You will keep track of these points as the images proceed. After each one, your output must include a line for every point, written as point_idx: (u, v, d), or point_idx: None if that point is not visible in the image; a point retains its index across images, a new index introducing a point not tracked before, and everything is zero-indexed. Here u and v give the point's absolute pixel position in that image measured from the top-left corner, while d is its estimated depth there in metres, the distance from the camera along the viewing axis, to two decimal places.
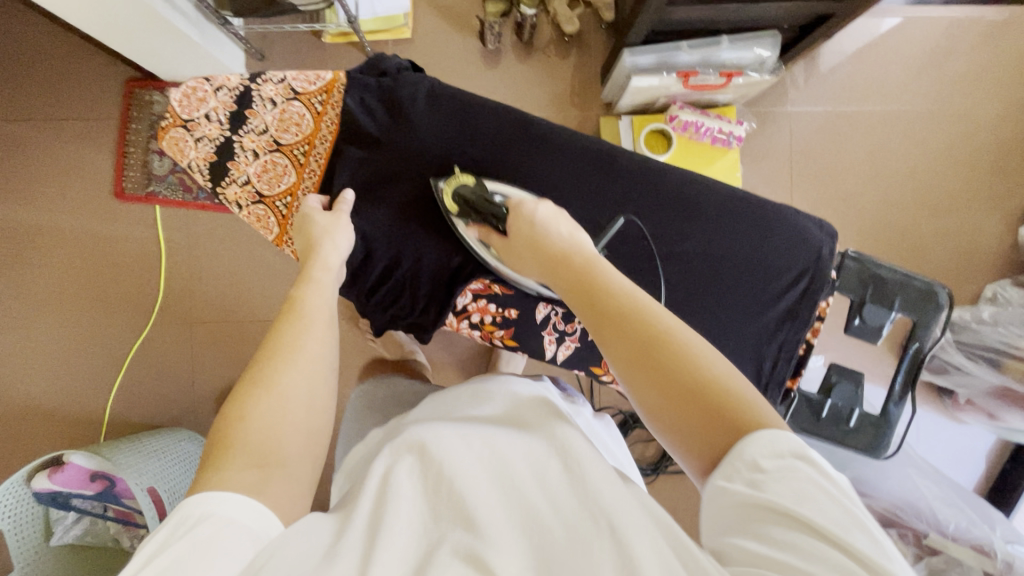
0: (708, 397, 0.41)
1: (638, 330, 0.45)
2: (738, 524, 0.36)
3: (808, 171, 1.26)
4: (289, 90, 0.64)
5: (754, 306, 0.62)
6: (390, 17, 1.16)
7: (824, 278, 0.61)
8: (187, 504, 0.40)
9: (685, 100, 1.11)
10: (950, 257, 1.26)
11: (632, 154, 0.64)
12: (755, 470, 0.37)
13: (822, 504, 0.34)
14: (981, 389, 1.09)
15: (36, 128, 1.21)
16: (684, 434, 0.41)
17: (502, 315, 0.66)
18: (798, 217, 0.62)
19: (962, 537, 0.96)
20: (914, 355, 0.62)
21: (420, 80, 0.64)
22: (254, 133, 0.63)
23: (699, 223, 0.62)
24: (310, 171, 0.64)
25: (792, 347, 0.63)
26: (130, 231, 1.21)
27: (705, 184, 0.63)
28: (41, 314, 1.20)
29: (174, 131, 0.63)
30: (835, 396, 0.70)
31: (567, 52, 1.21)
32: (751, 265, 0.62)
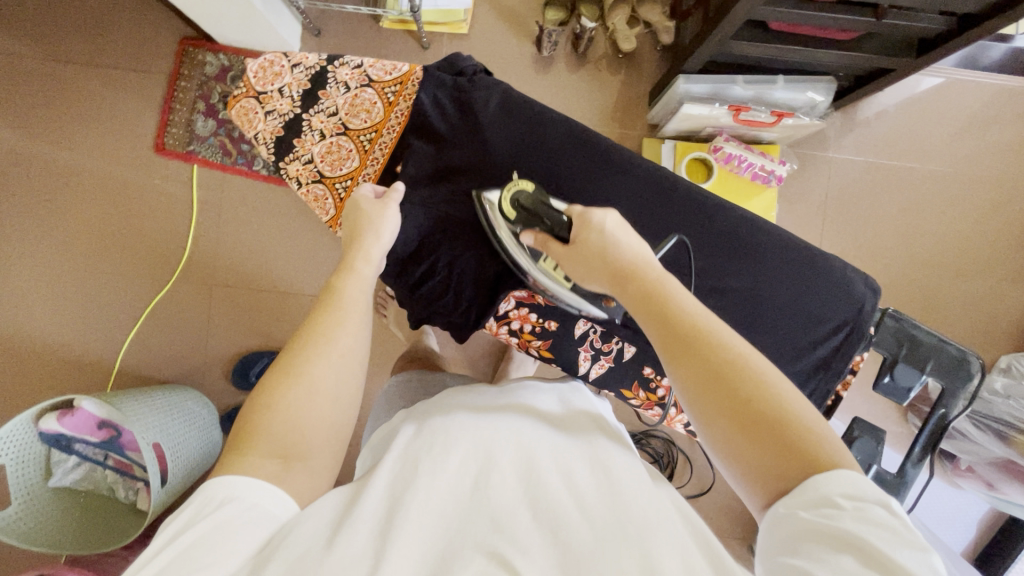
0: (780, 430, 0.39)
1: (705, 354, 0.43)
2: (800, 551, 0.34)
3: (841, 219, 1.27)
4: (364, 76, 0.65)
5: (790, 351, 0.62)
6: (449, 11, 1.17)
7: (863, 332, 0.61)
8: (212, 484, 0.41)
9: (731, 132, 1.12)
10: (969, 323, 1.26)
11: (691, 185, 0.64)
12: (830, 507, 0.35)
13: (895, 545, 0.33)
14: (985, 458, 1.09)
15: (87, 72, 1.22)
16: (753, 466, 0.39)
17: (541, 326, 0.68)
18: (846, 270, 0.62)
19: None
20: (938, 421, 0.61)
21: (493, 84, 0.65)
22: (324, 114, 0.65)
23: (748, 262, 0.62)
24: (373, 158, 0.66)
25: (821, 397, 0.63)
26: (165, 187, 1.21)
27: (759, 226, 0.63)
28: (66, 255, 1.21)
29: (246, 100, 0.66)
30: (856, 450, 0.65)
31: (619, 68, 1.22)
32: (793, 311, 0.62)
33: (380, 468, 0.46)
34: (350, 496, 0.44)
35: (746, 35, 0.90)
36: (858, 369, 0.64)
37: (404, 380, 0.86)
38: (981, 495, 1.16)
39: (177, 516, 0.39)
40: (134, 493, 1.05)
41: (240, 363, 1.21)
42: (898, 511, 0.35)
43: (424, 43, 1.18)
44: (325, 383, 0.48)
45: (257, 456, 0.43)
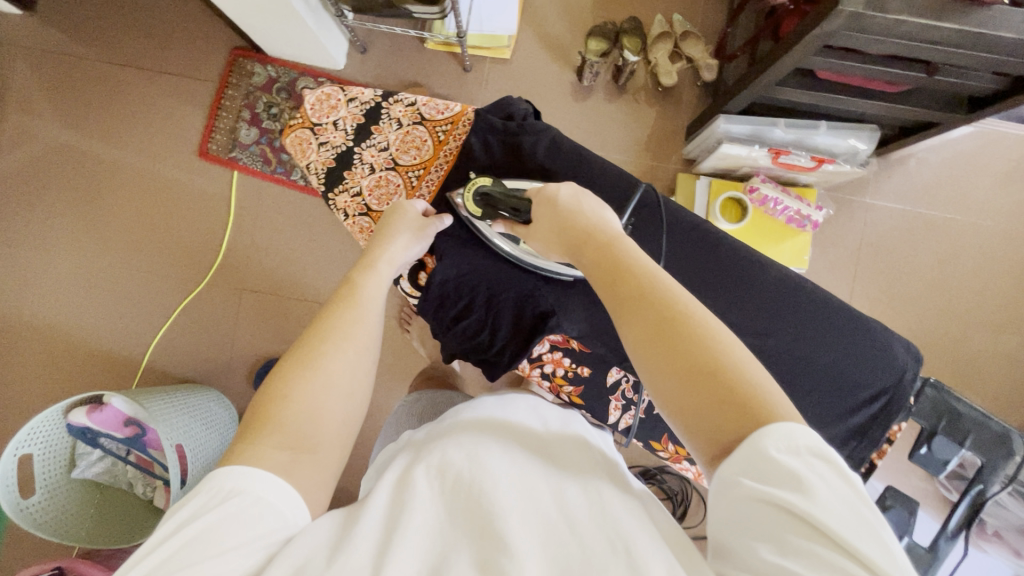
0: (720, 377, 0.39)
1: (653, 306, 0.43)
2: (754, 529, 0.34)
3: (874, 266, 1.25)
4: (417, 114, 0.67)
5: (827, 416, 0.61)
6: (494, 36, 1.17)
7: (903, 402, 0.60)
8: (219, 475, 0.41)
9: (768, 173, 1.11)
10: (1001, 381, 1.22)
11: (735, 240, 0.64)
12: (770, 465, 0.35)
13: (837, 507, 0.33)
14: (1013, 525, 1.05)
15: (139, 75, 1.26)
16: (696, 419, 0.39)
17: (574, 371, 0.68)
18: (887, 336, 0.61)
19: None
20: (974, 497, 0.59)
21: (544, 130, 0.66)
22: (375, 148, 0.66)
23: (792, 324, 0.61)
24: (420, 194, 0.66)
25: (855, 464, 0.62)
26: (203, 190, 1.25)
27: (800, 285, 0.62)
28: (105, 250, 1.24)
29: (301, 131, 0.68)
30: (887, 520, 0.62)
31: (658, 101, 1.22)
32: (832, 376, 0.61)
33: (383, 483, 0.46)
34: (350, 513, 0.43)
35: (793, 80, 0.90)
36: (896, 439, 0.62)
37: (413, 399, 0.85)
38: (1006, 560, 1.12)
39: (188, 500, 0.39)
40: (154, 490, 1.09)
41: (263, 367, 1.23)
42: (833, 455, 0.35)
43: (466, 65, 1.20)
44: (348, 393, 0.48)
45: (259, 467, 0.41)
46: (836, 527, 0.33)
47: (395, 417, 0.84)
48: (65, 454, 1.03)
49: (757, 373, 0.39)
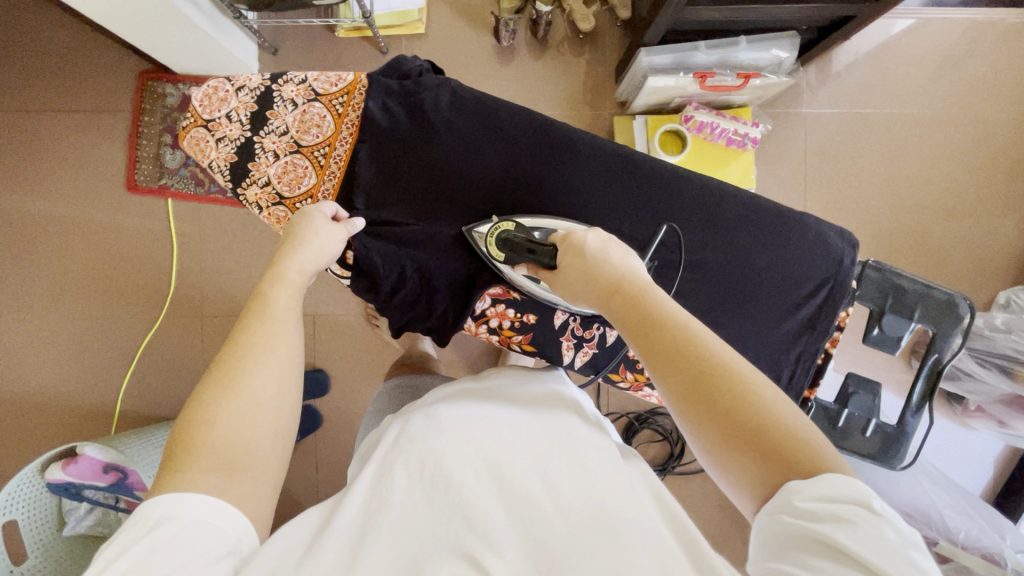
0: (764, 434, 0.38)
1: (692, 362, 0.41)
2: (789, 557, 0.33)
3: (822, 174, 1.25)
4: (310, 91, 0.64)
5: (773, 315, 0.61)
6: (403, 12, 1.14)
7: (845, 289, 0.60)
8: (148, 506, 0.37)
9: (700, 99, 1.10)
10: (964, 262, 1.25)
11: (654, 159, 0.64)
12: (807, 502, 0.34)
13: (881, 546, 0.32)
14: (992, 396, 1.09)
15: (48, 119, 1.21)
16: (738, 472, 0.38)
17: (520, 320, 0.67)
18: (818, 225, 0.61)
19: (972, 546, 0.87)
20: (932, 366, 0.61)
21: (441, 82, 0.64)
22: (275, 134, 0.64)
23: (723, 230, 0.61)
24: (330, 173, 0.64)
25: (810, 358, 0.62)
26: (140, 224, 1.21)
27: (725, 191, 0.62)
28: (52, 304, 1.20)
29: (195, 130, 0.64)
30: (852, 406, 0.63)
31: (582, 49, 1.20)
32: (772, 275, 0.61)
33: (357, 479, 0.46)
34: (329, 511, 0.43)
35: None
36: (845, 324, 0.62)
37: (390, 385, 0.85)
38: (994, 433, 1.16)
39: (106, 544, 0.35)
40: None
41: None
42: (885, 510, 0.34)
43: (382, 47, 1.17)
44: (285, 373, 0.46)
45: (193, 469, 0.39)
46: (874, 560, 0.31)
47: (376, 401, 0.84)
48: (51, 513, 1.00)
49: (809, 429, 0.38)
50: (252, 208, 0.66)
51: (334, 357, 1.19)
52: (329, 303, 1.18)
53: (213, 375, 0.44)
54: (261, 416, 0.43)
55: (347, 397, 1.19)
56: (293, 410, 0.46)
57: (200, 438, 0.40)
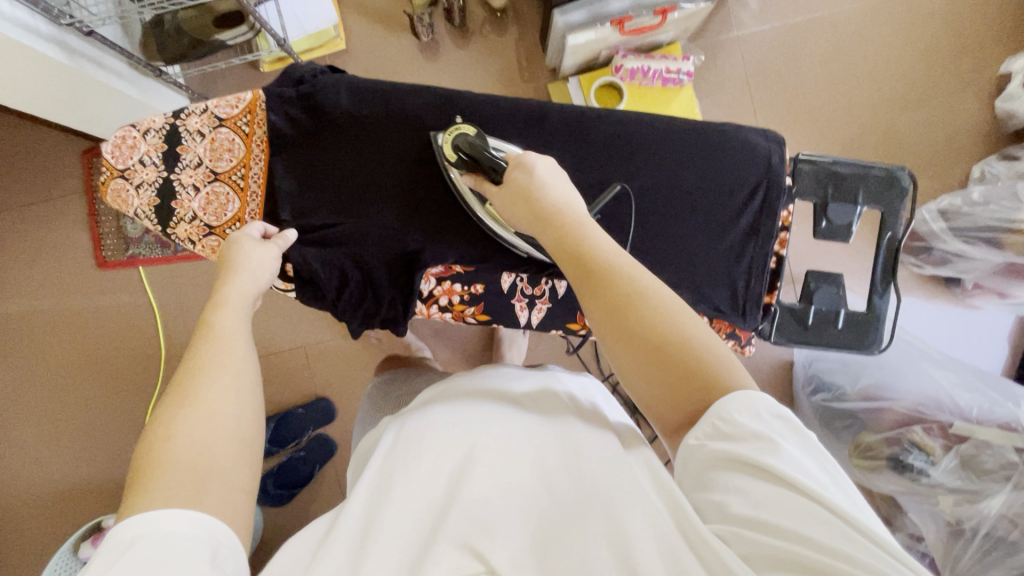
0: (684, 360, 0.41)
1: (620, 291, 0.43)
2: (726, 488, 0.36)
3: (769, 92, 1.24)
4: (213, 118, 0.65)
5: (715, 229, 0.61)
6: (319, 32, 1.15)
7: (780, 185, 0.60)
8: (118, 531, 0.36)
9: (627, 47, 1.10)
10: (930, 145, 1.23)
11: (565, 106, 0.64)
12: (733, 428, 0.38)
13: (808, 466, 0.36)
14: (986, 270, 1.07)
15: (7, 218, 1.23)
16: (663, 393, 0.41)
17: (469, 292, 0.69)
18: (737, 131, 0.61)
19: (987, 420, 0.86)
20: (888, 245, 0.60)
21: (338, 79, 0.65)
22: (190, 168, 0.65)
23: (646, 157, 0.61)
24: (253, 193, 0.66)
25: (762, 263, 0.61)
26: (119, 298, 1.23)
27: (638, 120, 0.62)
28: (53, 395, 1.22)
29: (114, 183, 0.65)
30: (818, 302, 0.63)
31: (503, 26, 1.20)
32: (704, 190, 0.61)
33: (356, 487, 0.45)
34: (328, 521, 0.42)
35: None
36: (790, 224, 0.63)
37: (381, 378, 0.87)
38: (1000, 306, 1.14)
39: None
40: None
41: None
42: (795, 427, 0.38)
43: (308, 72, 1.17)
44: (240, 381, 0.47)
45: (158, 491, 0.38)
46: (807, 483, 0.35)
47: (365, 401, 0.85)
48: None
49: (717, 353, 0.41)
50: (187, 245, 0.67)
51: (334, 382, 1.20)
52: (317, 332, 1.19)
53: (167, 398, 0.44)
54: (221, 423, 0.43)
55: (355, 418, 1.19)
56: (255, 418, 0.46)
57: (161, 457, 0.40)
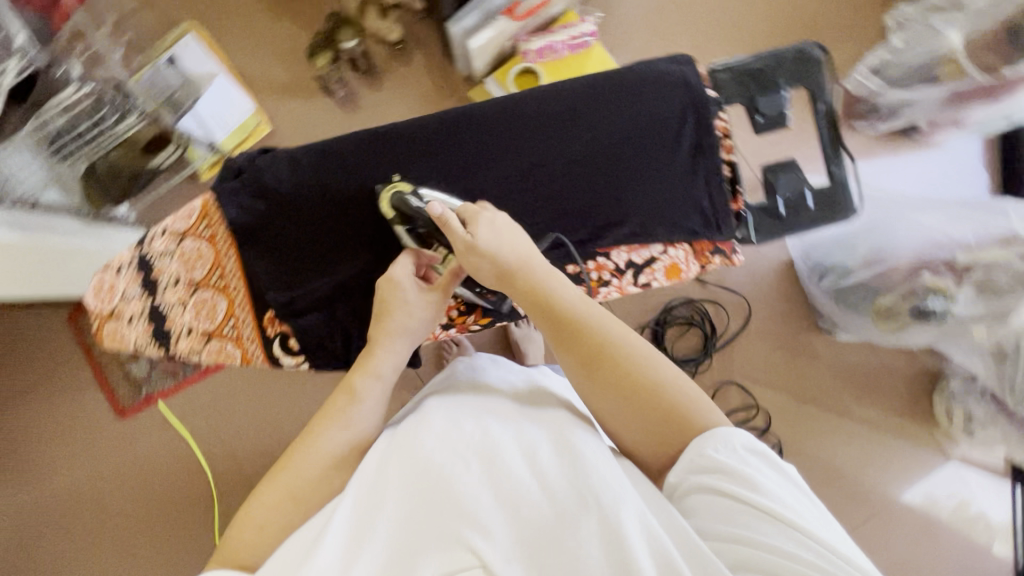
0: (660, 404, 0.50)
1: (594, 351, 0.52)
2: (713, 514, 0.45)
3: (674, 23, 1.27)
4: (174, 234, 0.68)
5: (662, 162, 0.63)
6: (242, 124, 1.18)
7: (706, 98, 0.62)
8: None
9: (527, 32, 1.11)
10: (839, 14, 1.26)
11: (484, 103, 0.66)
12: (718, 464, 0.46)
13: (775, 492, 0.45)
14: (935, 107, 1.09)
15: (21, 406, 1.25)
16: (643, 431, 0.51)
17: (462, 303, 0.71)
18: (649, 66, 0.63)
19: (984, 241, 0.85)
20: (827, 116, 0.63)
21: (272, 156, 0.67)
22: (170, 286, 0.69)
23: (574, 122, 0.63)
24: (234, 287, 0.69)
25: (716, 176, 0.63)
26: (151, 440, 1.24)
27: (554, 91, 0.65)
28: (120, 555, 1.23)
29: (108, 325, 0.70)
30: (782, 191, 0.65)
31: (407, 56, 1.22)
32: (638, 130, 0.63)
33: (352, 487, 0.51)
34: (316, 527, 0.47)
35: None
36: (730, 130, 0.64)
37: None
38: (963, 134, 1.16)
39: None
40: None
41: None
42: (769, 462, 0.47)
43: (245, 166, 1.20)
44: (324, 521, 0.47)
45: None
46: (777, 508, 0.43)
47: None
48: None
49: (684, 389, 0.51)
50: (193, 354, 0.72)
51: None
52: None
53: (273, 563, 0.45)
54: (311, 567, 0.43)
55: None
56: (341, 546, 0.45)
57: None
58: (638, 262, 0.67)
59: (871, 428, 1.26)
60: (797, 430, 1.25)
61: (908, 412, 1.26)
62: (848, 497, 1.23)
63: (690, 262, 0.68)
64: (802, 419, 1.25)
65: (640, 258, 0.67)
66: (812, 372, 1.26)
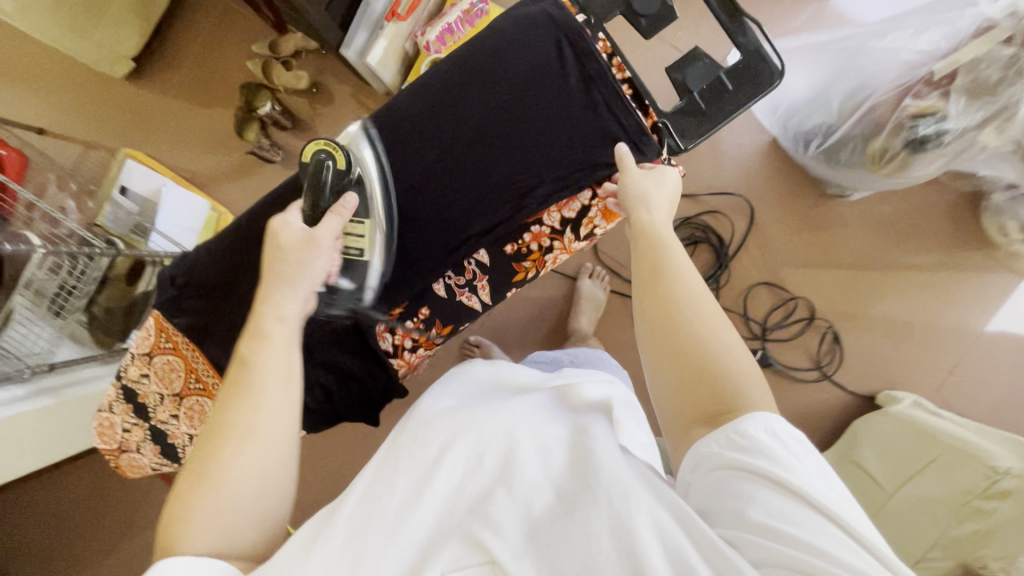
0: (716, 396, 0.50)
1: (681, 326, 0.53)
2: (733, 497, 0.43)
3: None
4: (143, 357, 0.72)
5: (557, 108, 0.59)
6: (206, 220, 1.20)
7: (574, 27, 0.57)
8: None
9: (421, 26, 1.05)
10: None
11: (359, 122, 0.62)
12: (751, 442, 0.45)
13: (811, 478, 0.42)
14: None
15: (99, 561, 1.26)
16: (688, 411, 0.51)
17: (420, 320, 0.67)
18: (510, 16, 0.59)
19: (959, 40, 0.75)
20: None
21: (200, 255, 0.71)
22: (159, 404, 0.73)
23: (455, 101, 0.60)
24: (213, 386, 0.72)
25: (617, 99, 0.58)
26: None
27: (424, 80, 0.61)
28: None
29: (125, 457, 0.76)
30: (695, 84, 0.59)
31: (326, 97, 1.22)
32: (522, 86, 0.59)
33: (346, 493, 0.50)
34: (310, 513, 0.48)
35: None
36: (613, 49, 0.60)
37: None
38: None
39: None
40: None
41: None
42: (808, 451, 0.45)
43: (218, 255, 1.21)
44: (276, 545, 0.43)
45: None
46: (814, 494, 0.41)
47: None
48: None
49: (750, 398, 0.49)
50: None
51: None
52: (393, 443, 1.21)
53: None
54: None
55: None
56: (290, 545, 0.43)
57: None
58: (573, 217, 0.64)
59: (925, 273, 1.17)
60: (847, 305, 1.17)
61: (960, 241, 1.16)
62: (923, 347, 1.16)
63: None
64: (849, 291, 1.18)
65: (573, 212, 0.63)
66: (840, 241, 1.18)
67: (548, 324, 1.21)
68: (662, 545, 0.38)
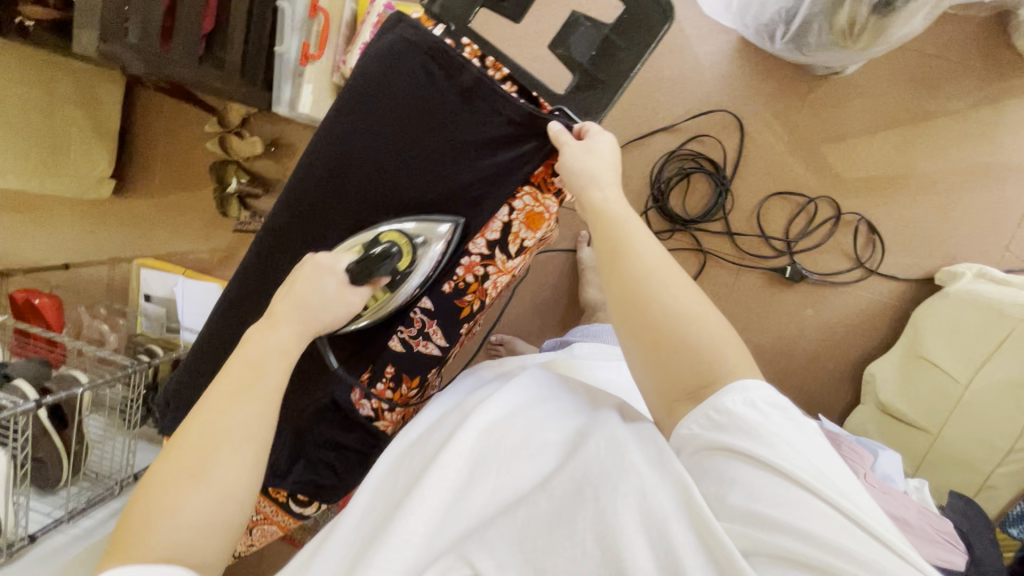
0: (692, 374, 0.47)
1: (645, 310, 0.49)
2: (721, 478, 0.44)
3: None
4: None
5: (448, 123, 0.59)
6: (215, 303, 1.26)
7: (435, 43, 0.56)
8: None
9: (339, 54, 1.01)
10: None
11: (276, 207, 0.65)
12: (732, 418, 0.44)
13: (800, 451, 0.42)
14: None
15: None
16: (666, 394, 0.49)
17: (390, 379, 0.69)
18: (374, 52, 0.59)
19: None
20: None
21: (173, 383, 0.73)
22: None
23: (354, 152, 0.61)
24: None
25: (498, 96, 0.57)
26: None
27: (319, 142, 0.62)
28: None
29: None
30: (582, 53, 0.56)
31: (285, 151, 1.22)
32: (409, 114, 0.59)
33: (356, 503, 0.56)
34: (323, 540, 0.55)
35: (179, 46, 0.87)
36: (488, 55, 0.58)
37: None
38: None
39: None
40: None
41: None
42: (797, 417, 0.44)
43: None
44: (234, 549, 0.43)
45: None
46: (802, 471, 0.40)
47: None
48: None
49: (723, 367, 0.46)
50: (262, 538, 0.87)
51: None
52: None
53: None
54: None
55: None
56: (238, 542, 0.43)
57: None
58: (498, 237, 0.64)
59: (961, 124, 1.01)
60: (876, 189, 1.05)
61: (995, 74, 0.99)
62: (979, 206, 1.02)
63: (543, 201, 0.63)
64: (872, 172, 1.05)
65: (496, 233, 0.64)
66: (848, 121, 1.05)
67: (561, 304, 1.18)
68: (646, 537, 0.41)
